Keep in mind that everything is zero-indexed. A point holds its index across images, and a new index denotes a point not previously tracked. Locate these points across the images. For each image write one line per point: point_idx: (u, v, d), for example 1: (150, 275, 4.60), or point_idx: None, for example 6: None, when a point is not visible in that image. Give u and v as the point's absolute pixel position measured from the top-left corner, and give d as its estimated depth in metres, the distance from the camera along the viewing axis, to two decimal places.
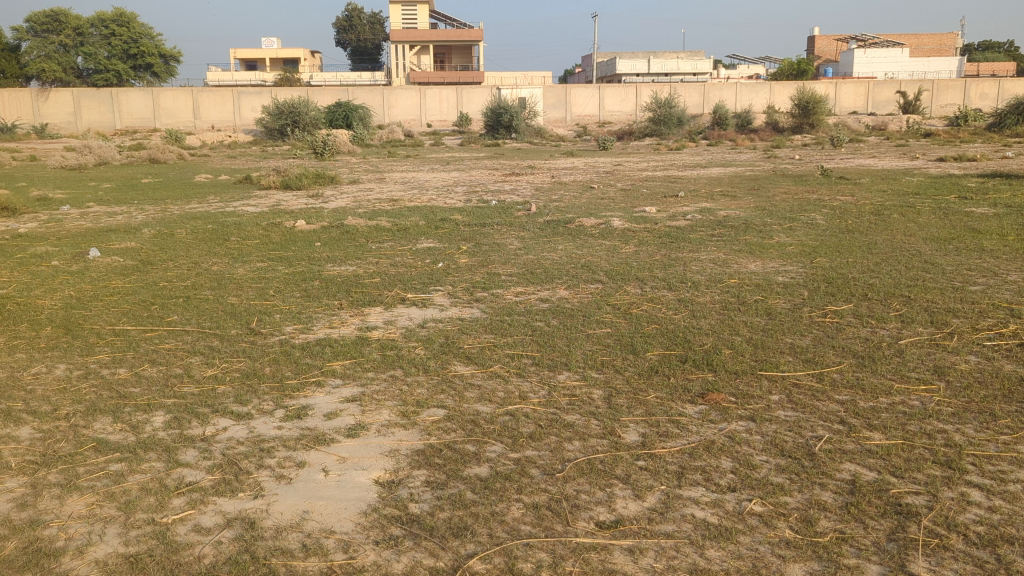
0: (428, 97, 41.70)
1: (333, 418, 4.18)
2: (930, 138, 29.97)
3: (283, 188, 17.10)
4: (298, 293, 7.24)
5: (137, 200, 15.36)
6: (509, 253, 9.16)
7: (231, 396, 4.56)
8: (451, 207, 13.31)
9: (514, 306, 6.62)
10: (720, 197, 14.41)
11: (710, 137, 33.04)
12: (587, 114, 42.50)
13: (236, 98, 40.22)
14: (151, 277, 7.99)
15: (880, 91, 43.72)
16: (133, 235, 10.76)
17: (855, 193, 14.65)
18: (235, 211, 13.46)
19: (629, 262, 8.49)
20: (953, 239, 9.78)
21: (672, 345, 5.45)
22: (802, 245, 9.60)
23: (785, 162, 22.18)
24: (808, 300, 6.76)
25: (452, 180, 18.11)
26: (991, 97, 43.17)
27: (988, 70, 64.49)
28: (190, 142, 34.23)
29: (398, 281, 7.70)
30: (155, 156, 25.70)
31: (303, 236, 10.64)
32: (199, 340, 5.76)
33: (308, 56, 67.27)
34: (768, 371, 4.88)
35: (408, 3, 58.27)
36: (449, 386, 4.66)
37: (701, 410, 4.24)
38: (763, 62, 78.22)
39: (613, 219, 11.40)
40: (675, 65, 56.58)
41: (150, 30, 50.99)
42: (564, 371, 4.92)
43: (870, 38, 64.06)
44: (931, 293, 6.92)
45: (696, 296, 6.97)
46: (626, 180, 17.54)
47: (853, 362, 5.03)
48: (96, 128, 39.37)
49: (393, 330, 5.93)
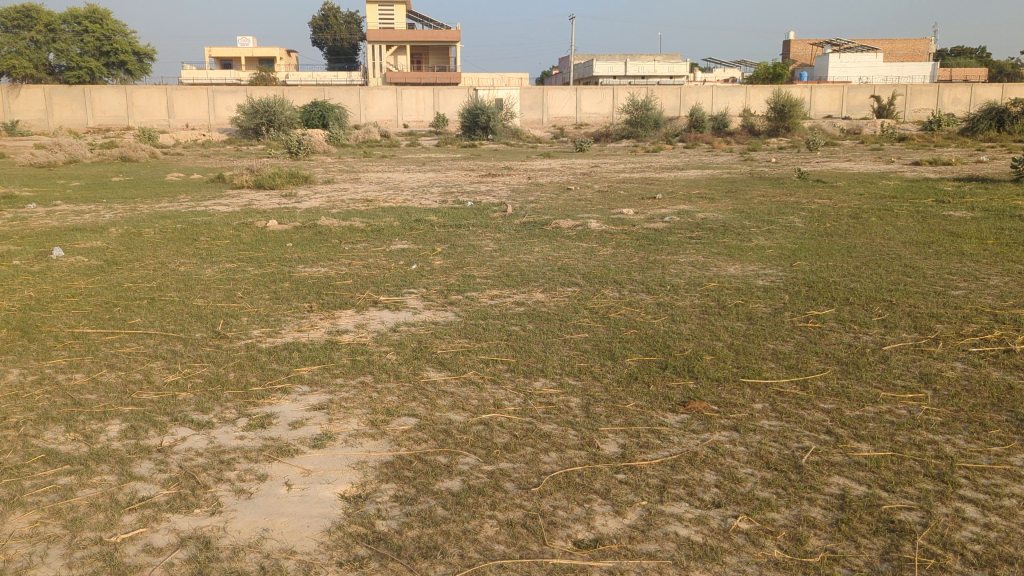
0: (405, 97, 41.44)
1: (298, 427, 3.98)
2: (905, 142, 30.10)
3: (256, 188, 16.82)
4: (266, 295, 7.01)
5: (106, 198, 15.04)
6: (484, 255, 8.98)
7: (192, 404, 4.32)
8: (426, 208, 13.12)
9: (489, 309, 6.45)
10: (699, 199, 14.33)
11: (686, 139, 33.03)
12: (564, 116, 42.46)
13: (211, 97, 39.74)
14: (115, 278, 7.72)
15: (854, 95, 44.00)
16: (100, 234, 10.48)
17: (833, 196, 14.61)
18: (206, 210, 13.21)
19: (607, 265, 8.36)
20: (932, 243, 9.74)
21: (652, 350, 5.31)
22: (781, 248, 9.51)
23: (762, 165, 22.15)
24: (790, 304, 6.66)
25: (428, 181, 17.93)
26: (964, 102, 43.53)
27: (961, 75, 65.14)
28: (163, 141, 33.76)
29: (371, 283, 7.50)
30: (126, 155, 25.26)
31: (274, 236, 10.40)
32: (162, 343, 5.51)
33: (284, 56, 66.81)
34: (751, 378, 4.76)
35: (385, 2, 57.90)
36: (420, 393, 4.48)
37: (682, 419, 4.10)
38: (741, 66, 78.66)
39: (591, 221, 11.28)
40: (653, 68, 56.72)
41: (124, 26, 50.36)
42: (541, 378, 4.76)
43: (845, 43, 64.50)
44: (913, 297, 6.84)
45: (675, 300, 6.84)
46: (603, 182, 17.44)
47: (837, 369, 4.93)
48: (68, 126, 38.84)
49: (364, 334, 5.73)
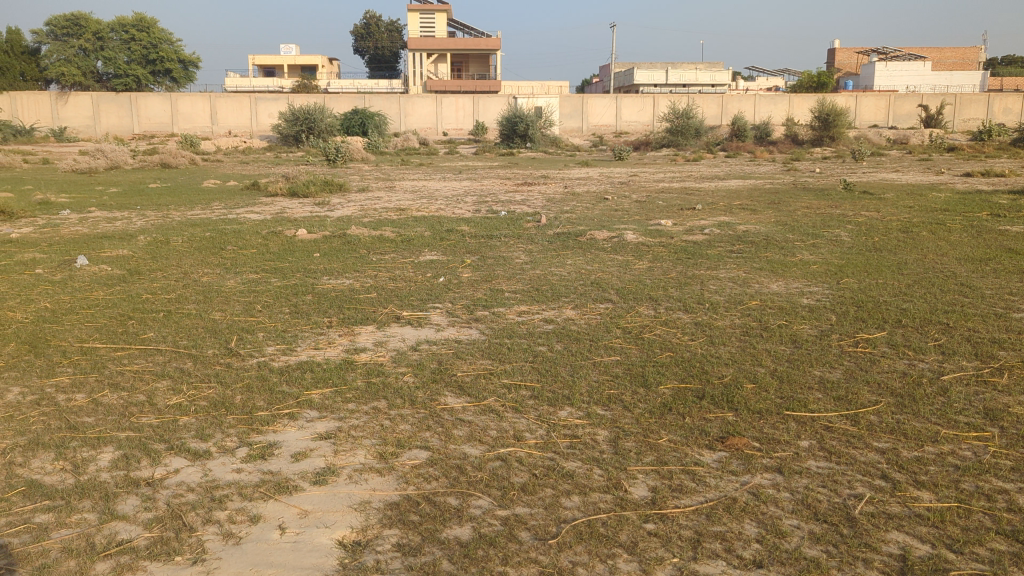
0: (444, 105, 41.36)
1: (300, 460, 3.67)
2: (954, 152, 29.32)
3: (290, 196, 16.68)
4: (286, 309, 6.74)
5: (140, 206, 14.95)
6: (514, 268, 8.65)
7: (191, 430, 4.02)
8: (459, 217, 12.85)
9: (516, 327, 6.13)
10: (741, 210, 13.87)
11: (728, 148, 32.51)
12: (604, 125, 42.04)
13: (254, 104, 40.02)
14: (135, 289, 7.49)
15: (901, 104, 43.00)
16: (128, 243, 10.30)
17: (881, 208, 14.10)
18: (237, 218, 13.03)
19: (642, 280, 7.98)
20: (987, 260, 9.24)
21: (687, 377, 4.94)
22: (827, 263, 9.08)
23: (805, 175, 21.55)
24: (837, 326, 6.26)
25: (463, 189, 17.68)
26: (1014, 112, 42.37)
27: (1011, 84, 63.61)
28: (205, 147, 33.96)
29: (395, 297, 7.22)
30: (167, 161, 25.36)
31: (302, 246, 10.17)
32: (170, 361, 5.24)
33: (326, 63, 67.15)
34: (796, 411, 4.39)
35: (426, 10, 58.07)
36: (435, 421, 4.16)
37: (720, 459, 3.75)
38: (783, 74, 77.67)
39: (627, 232, 10.91)
40: (694, 76, 56.13)
41: (170, 35, 50.73)
42: (566, 406, 4.42)
43: (891, 52, 63.41)
44: (972, 321, 6.43)
45: (715, 319, 6.46)
46: (641, 191, 17.05)
47: (892, 403, 4.57)
48: (114, 132, 39.22)
49: (383, 353, 5.43)
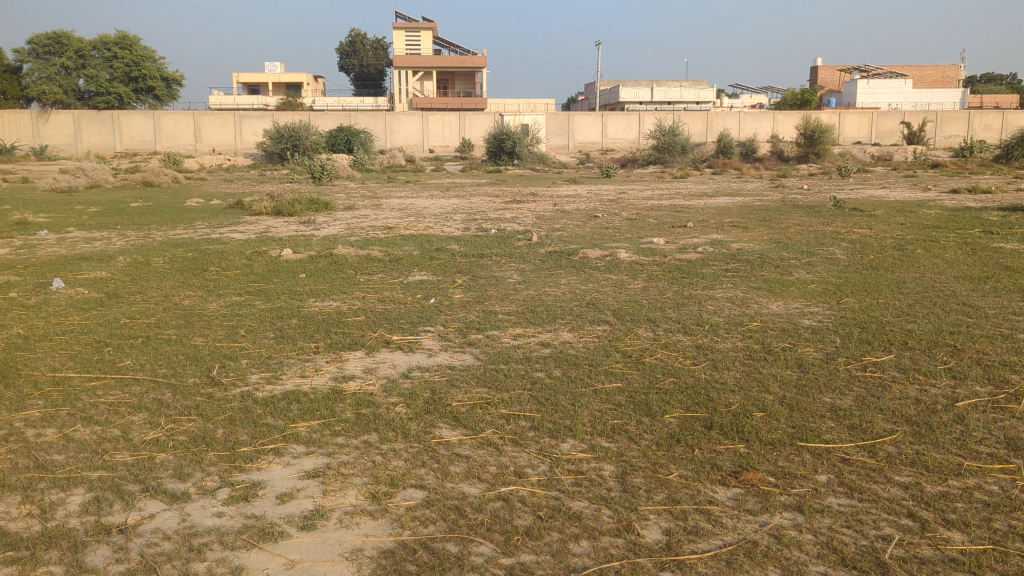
0: (430, 122, 41.21)
1: (286, 502, 3.41)
2: (938, 169, 29.35)
3: (274, 215, 16.43)
4: (270, 334, 6.48)
5: (120, 225, 14.67)
6: (506, 288, 8.43)
7: (169, 469, 3.77)
8: (448, 235, 12.63)
9: (512, 351, 5.89)
10: (732, 228, 13.70)
11: (714, 165, 32.49)
12: (590, 142, 42.03)
13: (238, 122, 39.74)
14: (112, 313, 7.21)
15: (884, 121, 43.20)
16: (106, 264, 10.01)
17: (873, 225, 13.96)
18: (220, 238, 12.75)
19: (639, 301, 7.77)
20: (987, 278, 9.08)
21: (692, 405, 4.71)
22: (825, 282, 8.90)
23: (794, 192, 21.43)
24: (844, 349, 6.05)
25: (451, 207, 17.45)
26: (995, 129, 42.63)
27: (991, 101, 64.12)
28: (188, 165, 33.64)
29: (384, 320, 6.97)
30: (149, 179, 25.06)
31: (287, 266, 9.91)
32: (148, 391, 4.97)
33: (311, 81, 67.00)
34: (809, 442, 4.17)
35: (411, 28, 58.03)
36: (430, 457, 3.92)
37: (735, 496, 3.52)
38: (767, 92, 78.11)
39: (620, 251, 10.71)
40: (679, 94, 56.30)
41: (153, 53, 50.46)
42: (568, 438, 4.19)
43: (873, 70, 63.83)
44: (979, 342, 6.24)
45: (716, 342, 6.25)
46: (631, 209, 16.87)
47: (908, 432, 4.34)
48: (96, 150, 38.83)
49: (373, 382, 5.18)
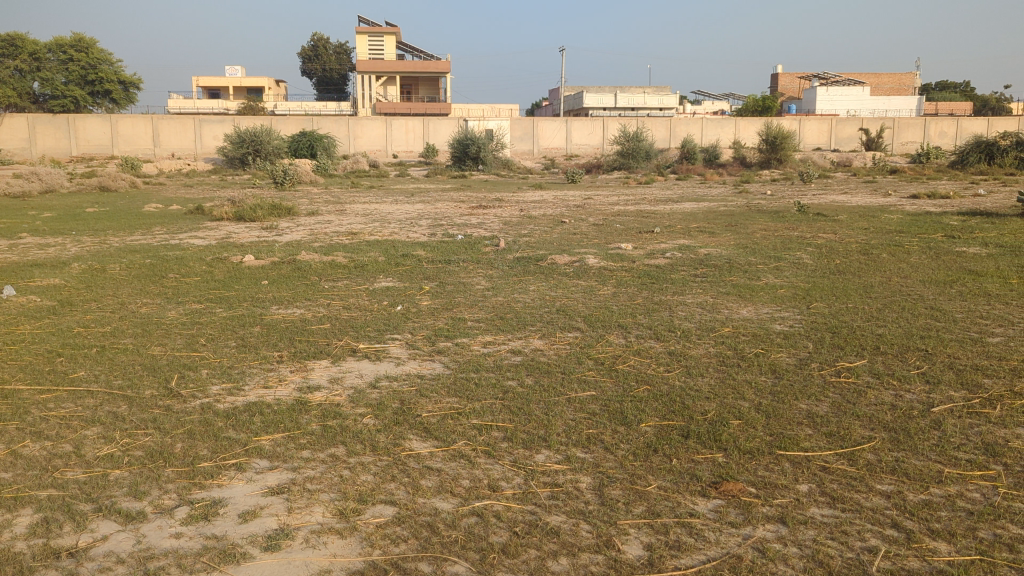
0: (394, 128, 40.96)
1: (249, 521, 3.24)
2: (897, 174, 29.73)
3: (236, 220, 16.12)
4: (232, 343, 6.27)
5: (75, 231, 14.30)
6: (475, 295, 8.29)
7: (124, 487, 3.58)
8: (414, 241, 12.46)
9: (482, 359, 5.76)
10: (699, 233, 13.69)
11: (678, 171, 32.64)
12: (555, 147, 42.04)
13: (198, 126, 39.17)
14: (65, 322, 6.94)
15: (843, 127, 43.77)
16: (60, 271, 9.70)
17: (838, 230, 14.05)
18: (179, 244, 12.45)
19: (609, 306, 7.68)
20: (953, 282, 9.13)
21: (668, 413, 4.61)
22: (793, 287, 8.88)
23: (758, 197, 21.57)
24: (817, 354, 6.01)
25: (416, 212, 17.24)
26: (950, 136, 43.34)
27: (946, 108, 65.34)
28: (147, 170, 33.05)
29: (350, 328, 6.78)
30: (106, 184, 24.56)
31: (249, 273, 9.68)
32: (102, 404, 4.75)
33: (273, 86, 66.31)
34: (788, 450, 4.08)
35: (375, 32, 57.68)
36: (400, 471, 3.77)
37: (717, 508, 3.41)
38: (728, 98, 78.79)
39: (588, 257, 10.61)
40: (642, 100, 56.60)
41: (110, 56, 49.59)
42: (542, 449, 4.06)
43: (831, 77, 64.67)
44: (950, 346, 6.23)
45: (688, 348, 6.16)
46: (597, 214, 16.81)
47: (886, 438, 4.28)
48: (51, 154, 37.99)
49: (340, 392, 5.01)
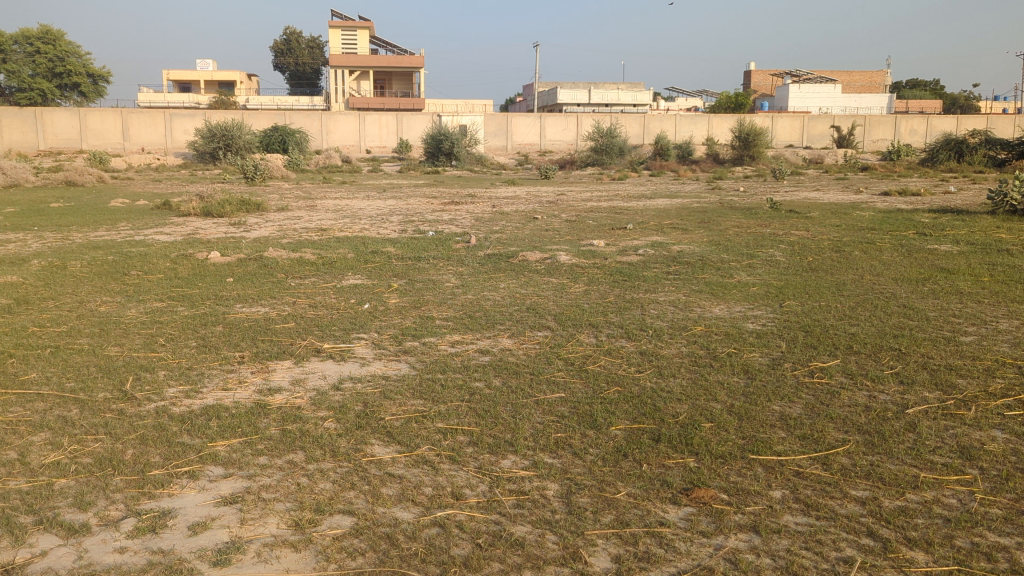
0: (367, 123, 40.66)
1: (198, 533, 3.08)
2: (868, 171, 29.95)
3: (204, 216, 15.86)
4: (192, 343, 6.08)
5: (37, 226, 13.98)
6: (444, 292, 8.15)
7: (68, 497, 3.40)
8: (384, 238, 12.29)
9: (449, 360, 5.62)
10: (672, 230, 13.62)
11: (652, 167, 32.65)
12: (528, 143, 41.92)
13: (168, 120, 38.64)
14: (19, 321, 6.72)
15: (815, 125, 43.99)
16: (19, 268, 9.44)
17: (811, 227, 14.05)
18: (144, 239, 12.19)
19: (580, 305, 7.57)
20: (924, 280, 9.11)
21: (639, 416, 4.50)
22: (766, 285, 8.82)
23: (731, 194, 21.54)
24: (790, 354, 5.93)
25: (387, 208, 17.07)
26: (920, 134, 43.71)
27: (916, 106, 65.99)
28: (115, 164, 32.55)
29: (315, 327, 6.62)
30: (72, 178, 24.14)
31: (214, 270, 9.49)
32: (51, 408, 4.55)
33: (244, 80, 65.60)
34: (761, 454, 3.98)
35: (347, 27, 57.22)
36: (361, 478, 3.62)
37: (688, 517, 3.30)
38: (702, 95, 79.07)
39: (560, 254, 10.51)
40: (616, 97, 56.61)
41: (78, 48, 48.78)
42: (509, 454, 3.94)
43: (803, 74, 65.07)
44: (924, 345, 6.18)
45: (660, 348, 6.06)
46: (571, 211, 16.72)
47: (861, 441, 4.20)
48: (17, 148, 37.28)
49: (301, 395, 4.85)
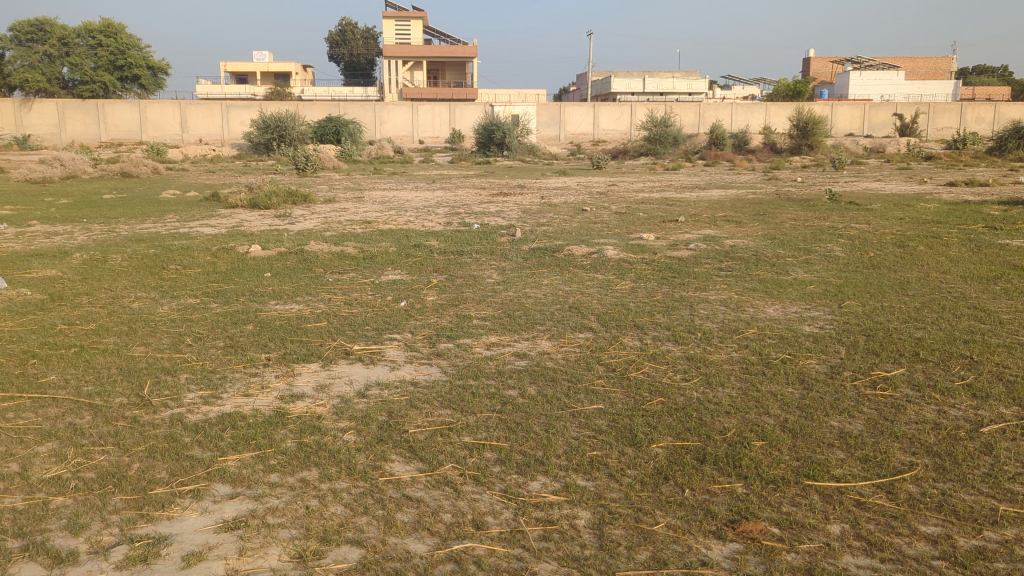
0: (420, 112, 40.50)
1: (192, 566, 2.83)
2: (933, 160, 28.85)
3: (250, 208, 15.80)
4: (219, 343, 5.86)
5: (86, 218, 14.05)
6: (485, 289, 7.86)
7: (62, 519, 3.17)
8: (428, 230, 12.05)
9: (483, 364, 5.31)
10: (725, 223, 13.16)
11: (707, 157, 31.91)
12: (581, 133, 41.39)
13: (225, 111, 38.98)
14: (50, 319, 6.57)
15: (876, 113, 42.65)
16: (59, 262, 9.38)
17: (871, 220, 13.41)
18: (188, 233, 12.11)
19: (626, 304, 7.21)
20: (995, 278, 8.54)
21: (683, 431, 4.15)
22: (824, 283, 8.35)
23: (788, 185, 20.89)
24: (849, 361, 5.50)
25: (434, 200, 16.84)
26: (986, 121, 42.18)
27: (984, 94, 63.75)
28: (172, 155, 32.91)
29: (347, 326, 6.37)
30: (127, 170, 24.38)
31: (253, 264, 9.30)
32: (64, 414, 4.34)
33: (299, 71, 66.06)
34: (818, 479, 3.60)
35: (401, 17, 57.21)
36: (376, 501, 3.33)
37: (733, 555, 2.96)
38: (759, 83, 77.50)
39: (607, 248, 10.15)
40: (671, 85, 55.70)
41: (138, 41, 49.53)
42: (539, 476, 3.62)
43: (865, 61, 63.19)
44: (998, 353, 5.68)
45: (709, 353, 5.67)
46: (621, 202, 16.29)
47: (930, 466, 3.78)
48: (80, 140, 37.95)
49: (324, 403, 4.58)
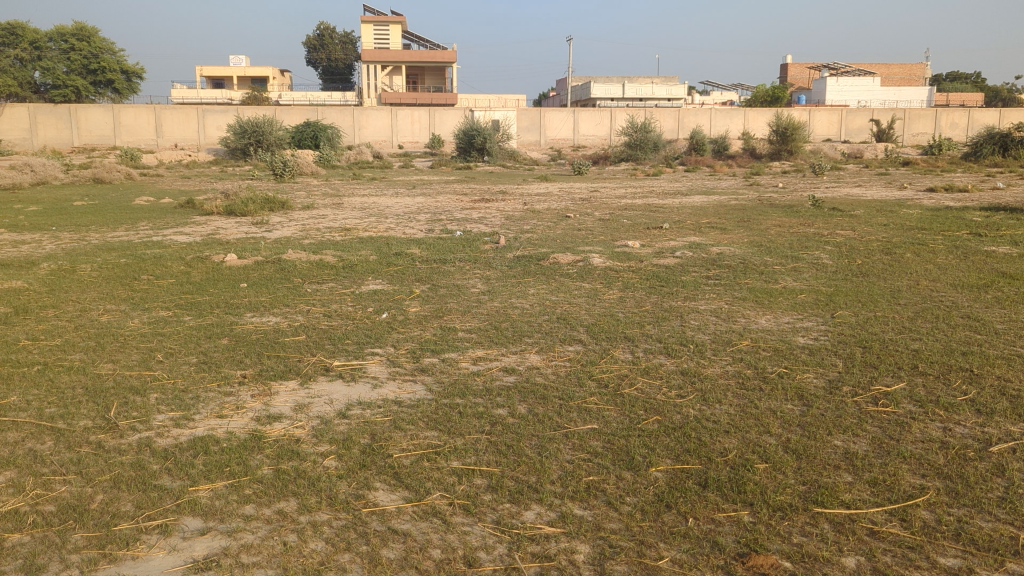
0: (399, 118, 40.22)
1: None
2: (911, 166, 28.95)
3: (227, 214, 15.45)
4: (192, 360, 5.59)
5: (56, 226, 13.68)
6: (469, 299, 7.64)
7: (17, 560, 2.92)
8: (409, 238, 11.80)
9: (469, 381, 5.08)
10: (710, 230, 13.00)
11: (687, 162, 31.83)
12: (561, 138, 41.26)
13: (201, 117, 38.45)
14: (13, 334, 6.27)
15: (852, 119, 42.83)
16: (26, 272, 9.05)
17: (856, 227, 13.30)
18: (161, 241, 11.78)
19: (615, 314, 7.01)
20: (985, 286, 8.42)
21: (682, 453, 3.94)
22: (815, 291, 8.19)
23: (769, 190, 20.80)
24: (848, 375, 5.32)
25: (415, 206, 16.60)
26: (961, 128, 42.44)
27: (959, 99, 64.29)
28: (146, 160, 32.42)
29: (327, 340, 6.13)
30: (100, 176, 23.93)
31: (229, 274, 9.02)
32: (24, 440, 4.07)
33: (277, 75, 65.55)
34: (827, 505, 3.41)
35: (379, 22, 56.98)
36: (359, 536, 3.10)
37: None
38: (737, 88, 77.80)
39: (593, 256, 9.96)
40: (650, 91, 55.78)
41: (112, 45, 48.93)
42: (533, 504, 3.39)
43: (842, 66, 63.58)
44: (998, 366, 5.51)
45: (703, 366, 5.47)
46: (604, 208, 16.12)
47: (942, 490, 3.60)
48: (52, 145, 37.31)
49: (303, 424, 4.33)
